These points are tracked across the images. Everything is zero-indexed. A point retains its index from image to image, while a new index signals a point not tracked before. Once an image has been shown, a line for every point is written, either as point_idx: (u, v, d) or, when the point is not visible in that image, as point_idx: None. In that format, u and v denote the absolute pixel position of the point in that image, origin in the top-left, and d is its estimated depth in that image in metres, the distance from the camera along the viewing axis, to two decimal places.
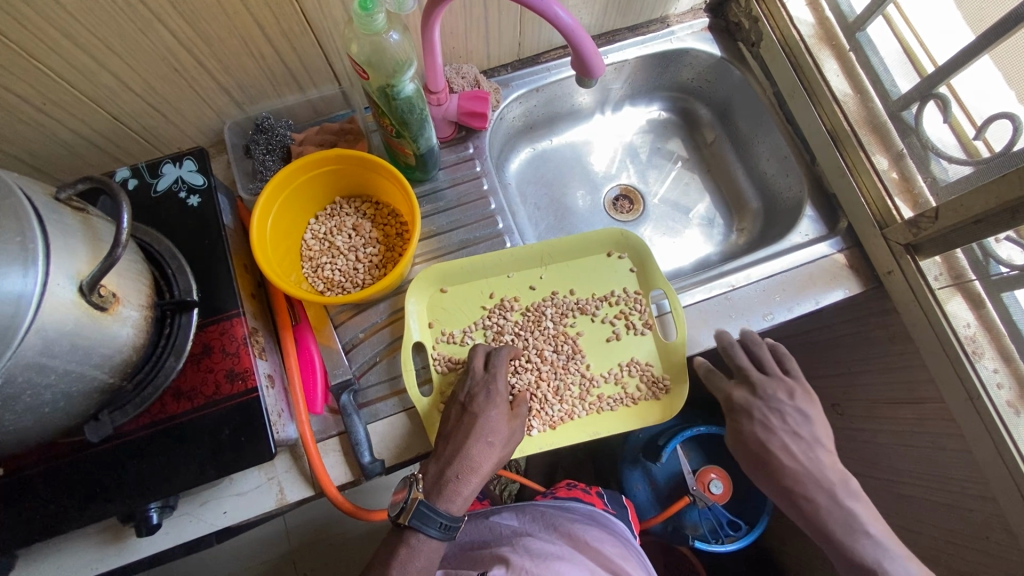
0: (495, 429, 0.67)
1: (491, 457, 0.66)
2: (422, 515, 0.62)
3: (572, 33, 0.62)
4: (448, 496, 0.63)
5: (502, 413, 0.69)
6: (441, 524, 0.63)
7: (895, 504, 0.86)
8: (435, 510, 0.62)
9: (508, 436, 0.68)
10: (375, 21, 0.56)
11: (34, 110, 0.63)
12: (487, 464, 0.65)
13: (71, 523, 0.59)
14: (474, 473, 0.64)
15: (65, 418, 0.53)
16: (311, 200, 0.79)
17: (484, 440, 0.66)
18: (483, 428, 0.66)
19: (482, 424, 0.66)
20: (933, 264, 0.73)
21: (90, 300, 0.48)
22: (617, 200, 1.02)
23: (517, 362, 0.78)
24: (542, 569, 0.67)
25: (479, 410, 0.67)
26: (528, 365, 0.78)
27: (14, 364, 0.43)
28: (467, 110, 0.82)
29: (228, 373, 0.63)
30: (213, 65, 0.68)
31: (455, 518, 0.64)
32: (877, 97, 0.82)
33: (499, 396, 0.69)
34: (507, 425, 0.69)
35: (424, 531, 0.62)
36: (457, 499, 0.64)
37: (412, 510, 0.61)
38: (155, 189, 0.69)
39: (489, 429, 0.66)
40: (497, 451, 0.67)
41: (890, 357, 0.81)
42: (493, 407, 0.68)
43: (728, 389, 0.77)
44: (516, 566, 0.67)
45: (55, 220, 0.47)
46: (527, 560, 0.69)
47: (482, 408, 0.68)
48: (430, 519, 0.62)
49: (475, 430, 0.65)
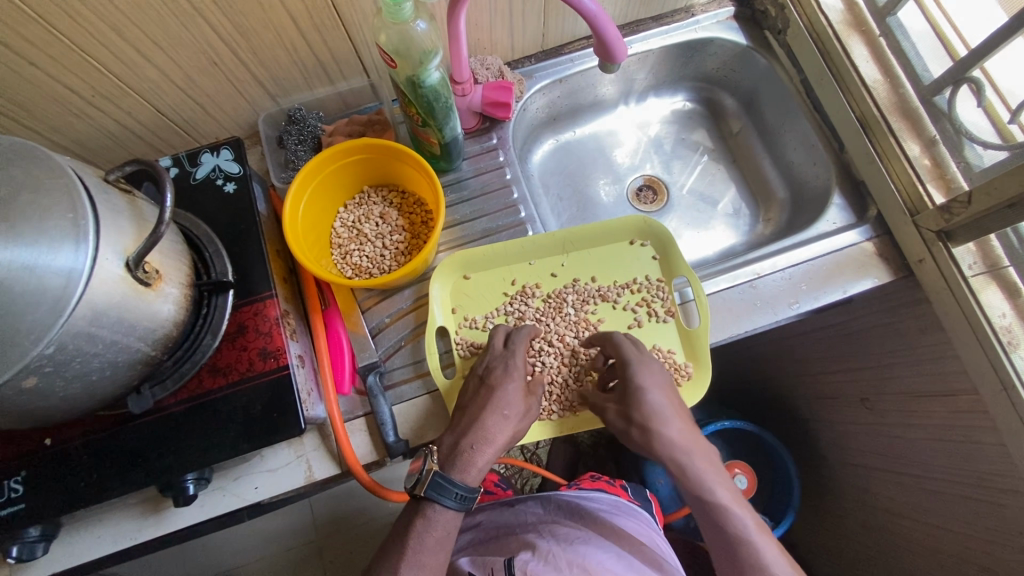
0: (511, 403, 0.68)
1: (506, 429, 0.67)
2: (437, 486, 0.63)
3: (595, 20, 0.63)
4: (463, 467, 0.65)
5: (519, 387, 0.70)
6: (457, 495, 0.64)
7: (928, 501, 0.84)
8: (451, 480, 0.63)
9: (524, 411, 0.70)
10: (403, 10, 0.58)
11: (83, 101, 0.67)
12: (502, 436, 0.67)
13: (112, 492, 0.62)
14: (490, 443, 0.65)
15: (110, 389, 0.56)
16: (340, 189, 0.81)
17: (500, 413, 0.67)
18: (500, 401, 0.68)
19: (499, 396, 0.68)
20: (967, 251, 0.71)
21: (136, 275, 0.51)
22: (640, 191, 1.02)
23: (540, 344, 0.80)
24: (568, 552, 0.66)
25: (495, 383, 0.69)
26: (551, 351, 0.79)
27: (66, 332, 0.46)
28: (491, 101, 0.83)
29: (261, 351, 0.65)
30: (249, 59, 0.71)
31: (472, 490, 0.65)
32: (908, 81, 0.80)
33: (516, 371, 0.71)
34: (523, 400, 0.70)
35: (441, 502, 0.63)
36: (471, 470, 0.65)
37: (428, 481, 0.63)
38: (194, 177, 0.72)
39: (506, 402, 0.68)
40: (513, 424, 0.68)
41: (921, 349, 0.79)
42: (510, 380, 0.70)
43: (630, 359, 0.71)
44: (543, 551, 0.67)
45: (105, 200, 0.50)
46: (554, 545, 0.68)
47: (498, 381, 0.69)
48: (447, 491, 0.63)
49: (492, 401, 0.67)
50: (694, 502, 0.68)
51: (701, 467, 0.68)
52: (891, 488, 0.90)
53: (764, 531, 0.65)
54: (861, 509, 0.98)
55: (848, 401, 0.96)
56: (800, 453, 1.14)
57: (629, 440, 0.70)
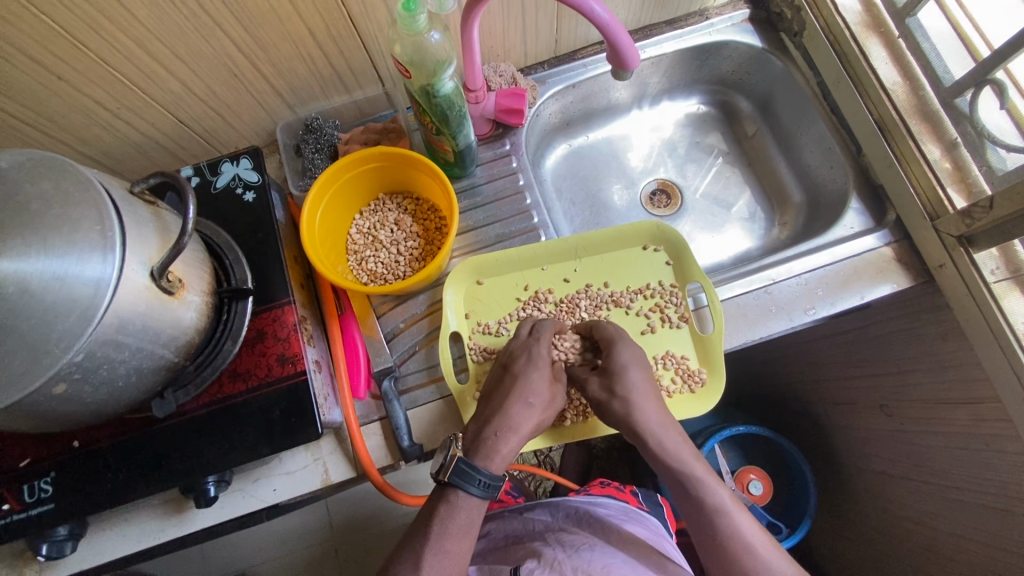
0: (535, 392, 0.68)
1: (530, 419, 0.67)
2: (462, 473, 0.62)
3: (608, 27, 0.63)
4: (487, 453, 0.64)
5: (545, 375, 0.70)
6: (483, 483, 0.63)
7: (949, 510, 0.82)
8: (474, 467, 0.63)
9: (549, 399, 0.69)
10: (417, 21, 0.58)
11: (109, 113, 0.69)
12: (527, 425, 0.66)
13: (136, 493, 0.64)
14: (513, 431, 0.65)
15: (135, 394, 0.58)
16: (356, 196, 0.83)
17: (524, 401, 0.67)
18: (523, 389, 0.68)
19: (524, 385, 0.68)
20: (988, 257, 0.70)
21: (160, 284, 0.53)
22: (654, 195, 1.02)
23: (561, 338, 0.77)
24: (573, 558, 0.67)
25: (522, 372, 0.69)
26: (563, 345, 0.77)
27: (94, 339, 0.47)
28: (505, 107, 0.84)
29: (279, 357, 0.67)
30: (268, 70, 0.73)
31: (497, 478, 0.64)
32: (928, 84, 0.78)
33: (540, 359, 0.71)
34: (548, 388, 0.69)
35: (466, 488, 0.62)
36: (495, 458, 0.64)
37: (452, 467, 0.62)
38: (215, 186, 0.73)
39: (530, 390, 0.68)
40: (537, 413, 0.67)
41: (941, 355, 0.78)
42: (534, 369, 0.70)
43: (612, 337, 0.73)
44: (549, 558, 0.67)
45: (131, 212, 0.52)
46: (560, 552, 0.69)
47: (523, 370, 0.69)
48: (472, 478, 0.63)
49: (516, 390, 0.67)
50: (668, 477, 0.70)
51: (673, 444, 0.69)
52: (911, 495, 0.89)
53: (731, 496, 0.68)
54: (881, 516, 0.97)
55: (866, 408, 0.95)
56: (817, 459, 1.12)
57: (609, 416, 0.69)
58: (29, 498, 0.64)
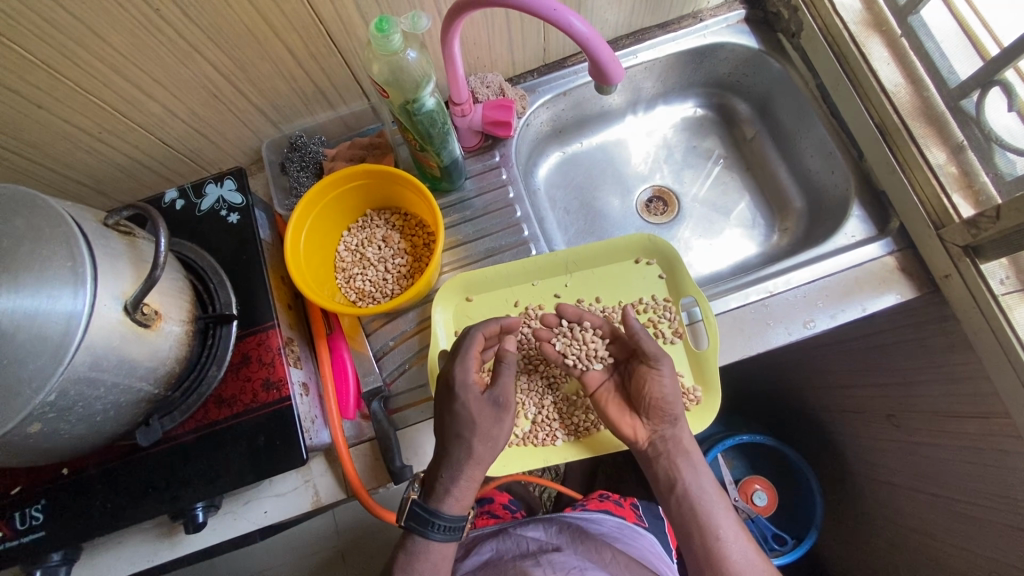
0: (465, 424, 0.62)
1: (470, 451, 0.62)
2: (419, 518, 0.62)
3: (587, 42, 0.61)
4: (438, 495, 0.62)
5: (477, 406, 0.63)
6: (442, 526, 0.62)
7: (958, 525, 0.80)
8: (429, 511, 0.62)
9: (486, 430, 0.63)
10: (391, 42, 0.57)
11: (92, 138, 0.68)
12: (469, 458, 0.62)
13: (125, 520, 0.64)
14: (456, 470, 0.62)
15: (117, 426, 0.58)
16: (343, 213, 0.82)
17: (456, 437, 0.62)
18: (450, 425, 0.62)
19: (455, 419, 0.62)
20: (998, 267, 0.67)
21: (135, 318, 0.52)
22: (650, 203, 0.99)
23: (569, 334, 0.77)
24: None
25: (450, 407, 0.63)
26: (586, 329, 0.77)
27: (66, 379, 0.47)
28: (491, 120, 0.82)
29: (264, 382, 0.66)
30: (249, 90, 0.72)
31: (457, 520, 0.63)
32: (932, 85, 0.75)
33: (466, 390, 0.63)
34: (485, 415, 0.63)
35: (426, 535, 0.62)
36: (448, 500, 0.62)
37: (407, 511, 0.62)
38: (200, 208, 0.73)
39: (459, 425, 0.62)
40: (477, 445, 0.62)
41: (949, 367, 0.74)
42: (460, 397, 0.62)
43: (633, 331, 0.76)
44: None
45: (103, 245, 0.51)
46: None
47: (450, 406, 0.63)
48: (429, 522, 0.62)
49: (449, 426, 0.62)
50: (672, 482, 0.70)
51: (692, 443, 0.71)
52: (920, 508, 0.86)
53: (728, 507, 0.70)
54: (890, 528, 0.94)
55: (873, 418, 0.92)
56: (824, 468, 1.10)
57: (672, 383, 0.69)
58: (20, 526, 0.64)
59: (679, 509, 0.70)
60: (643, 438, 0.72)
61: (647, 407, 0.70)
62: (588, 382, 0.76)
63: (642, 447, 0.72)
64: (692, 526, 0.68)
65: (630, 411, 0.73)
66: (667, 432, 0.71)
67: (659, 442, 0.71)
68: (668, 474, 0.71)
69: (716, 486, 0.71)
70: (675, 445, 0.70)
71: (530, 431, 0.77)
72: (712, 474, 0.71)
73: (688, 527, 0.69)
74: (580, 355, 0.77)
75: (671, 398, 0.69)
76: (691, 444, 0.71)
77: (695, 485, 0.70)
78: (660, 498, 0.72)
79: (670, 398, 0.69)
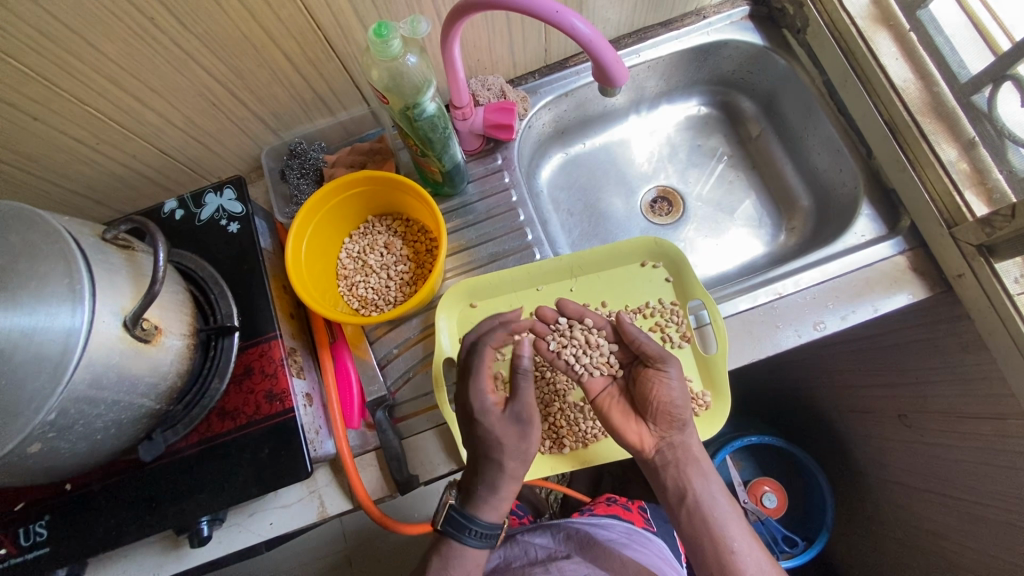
0: (494, 445, 0.61)
1: (503, 470, 0.61)
2: (456, 523, 0.61)
3: (590, 43, 0.60)
4: (476, 503, 0.61)
5: (500, 427, 0.62)
6: (477, 532, 0.61)
7: (973, 526, 0.78)
8: (468, 518, 0.61)
9: (517, 446, 0.62)
10: (391, 47, 0.56)
11: (90, 149, 0.67)
12: (503, 476, 0.61)
13: (130, 535, 0.63)
14: (490, 485, 0.61)
15: (119, 442, 0.57)
16: (345, 219, 0.81)
17: (485, 455, 0.61)
18: (480, 445, 0.61)
19: (480, 438, 0.62)
20: (1013, 266, 0.65)
21: (134, 333, 0.51)
22: (654, 203, 0.98)
23: (568, 337, 0.76)
24: None
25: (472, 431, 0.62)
26: (586, 327, 0.76)
27: (66, 398, 0.46)
28: (493, 123, 0.80)
29: (267, 394, 0.66)
30: (247, 97, 0.71)
31: (493, 526, 0.62)
32: (943, 80, 0.74)
33: (485, 412, 0.62)
34: (513, 433, 0.62)
35: (464, 541, 0.61)
36: (485, 507, 0.61)
37: (444, 516, 0.61)
38: (199, 218, 0.72)
39: (489, 445, 0.61)
40: (509, 464, 0.62)
41: (963, 368, 0.73)
42: (483, 418, 0.62)
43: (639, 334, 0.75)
44: None
45: (101, 260, 0.50)
46: None
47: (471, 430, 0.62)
48: (464, 527, 0.61)
49: (477, 442, 0.62)
50: (677, 493, 0.69)
51: (700, 451, 0.71)
52: (934, 509, 0.85)
53: (738, 515, 0.69)
54: (902, 529, 0.93)
55: (884, 418, 0.90)
56: (834, 468, 1.08)
57: (679, 388, 0.67)
58: (25, 543, 0.63)
59: (689, 519, 0.68)
60: (651, 446, 0.71)
61: (655, 413, 0.69)
62: (591, 386, 0.75)
63: (649, 456, 0.71)
64: (703, 537, 0.67)
65: (636, 419, 0.71)
66: (675, 439, 0.70)
67: (668, 449, 0.70)
68: (676, 483, 0.69)
69: (727, 493, 0.70)
70: (684, 453, 0.70)
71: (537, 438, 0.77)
72: (722, 482, 0.70)
73: (699, 537, 0.67)
74: (582, 358, 0.75)
75: (680, 402, 0.67)
76: (699, 452, 0.70)
77: (705, 493, 0.69)
78: (670, 511, 0.71)
79: (675, 404, 0.67)
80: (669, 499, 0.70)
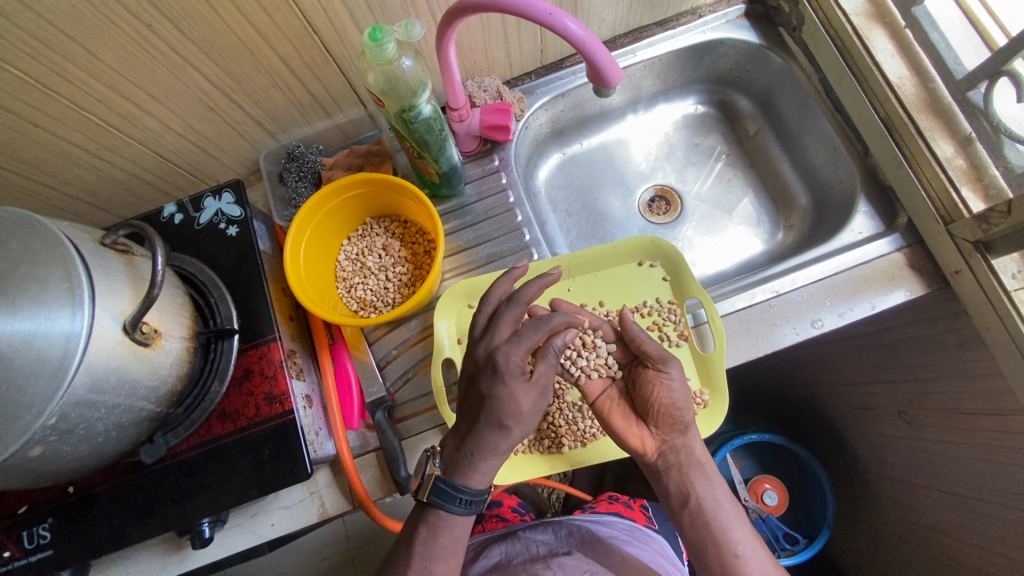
0: (511, 412, 0.56)
1: (508, 439, 0.57)
2: (442, 493, 0.58)
3: (584, 44, 0.60)
4: (464, 472, 0.58)
5: (522, 394, 0.57)
6: (465, 501, 0.58)
7: (974, 522, 0.78)
8: (455, 487, 0.58)
9: (530, 416, 0.58)
10: (385, 51, 0.57)
11: (89, 155, 0.68)
12: (505, 445, 0.58)
13: (133, 537, 0.64)
14: (489, 454, 0.57)
15: (120, 444, 0.57)
16: (343, 222, 0.82)
17: (496, 422, 0.56)
18: (497, 411, 0.56)
19: (496, 405, 0.56)
20: (1010, 261, 0.65)
21: (133, 337, 0.52)
22: (652, 202, 0.98)
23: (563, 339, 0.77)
24: None
25: (493, 393, 0.56)
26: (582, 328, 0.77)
27: (66, 402, 0.46)
28: (490, 124, 0.81)
29: (267, 396, 0.66)
30: (245, 101, 0.71)
31: (480, 493, 0.59)
32: (939, 77, 0.74)
33: (514, 372, 0.57)
34: (532, 402, 0.58)
35: (447, 508, 0.58)
36: (475, 476, 0.58)
37: (430, 487, 0.58)
38: (198, 222, 0.73)
39: (507, 412, 0.56)
40: (516, 433, 0.57)
41: (961, 364, 0.73)
42: (505, 382, 0.56)
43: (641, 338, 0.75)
44: None
45: (100, 265, 0.51)
46: None
47: (491, 388, 0.57)
48: (452, 497, 0.58)
49: (489, 410, 0.56)
50: (682, 498, 0.68)
51: (704, 456, 0.70)
52: (935, 505, 0.85)
53: (743, 520, 0.67)
54: (904, 525, 0.92)
55: (884, 414, 0.90)
56: (835, 464, 1.08)
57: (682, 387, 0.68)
58: (29, 545, 0.64)
59: (692, 523, 0.67)
60: (652, 449, 0.70)
61: (656, 416, 0.69)
62: (590, 389, 0.75)
63: (651, 460, 0.70)
64: (708, 543, 0.65)
65: (637, 421, 0.72)
66: (677, 442, 0.70)
67: (671, 453, 0.69)
68: (680, 487, 0.68)
69: (731, 495, 0.68)
70: (686, 456, 0.69)
71: (535, 440, 0.78)
72: (727, 487, 0.69)
73: (703, 544, 0.65)
74: (579, 359, 0.76)
75: (682, 404, 0.67)
76: (703, 457, 0.70)
77: (709, 498, 0.67)
78: (674, 517, 0.69)
79: (675, 406, 0.67)
80: (674, 504, 0.69)
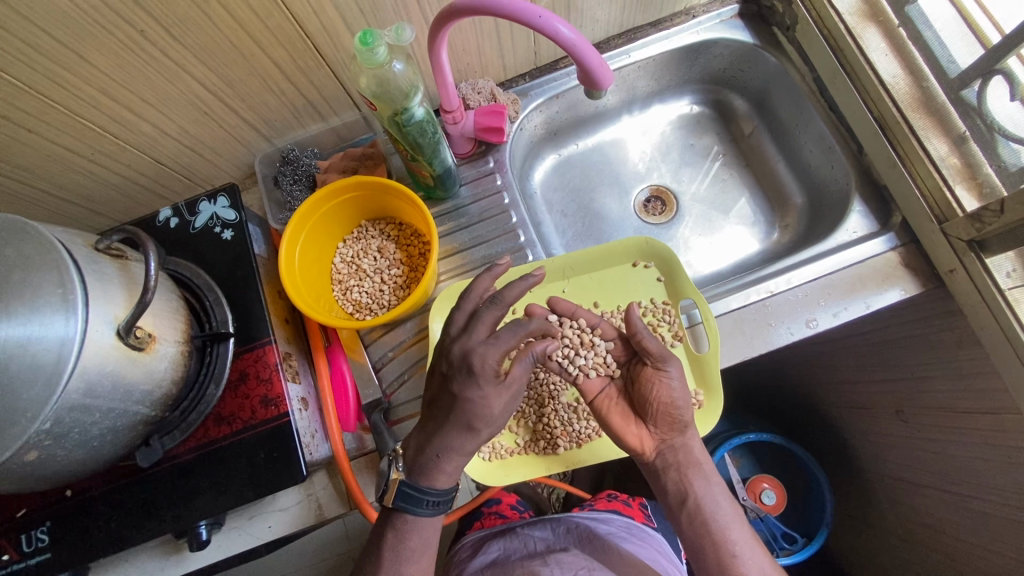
0: (481, 416, 0.57)
1: (474, 439, 0.59)
2: (408, 497, 0.59)
3: (575, 47, 0.60)
4: (428, 474, 0.59)
5: (495, 396, 0.57)
6: (430, 501, 0.60)
7: (970, 521, 0.78)
8: (420, 490, 0.59)
9: (498, 418, 0.59)
10: (376, 55, 0.57)
11: (84, 160, 0.68)
12: (470, 445, 0.59)
13: (130, 540, 0.64)
14: (455, 453, 0.59)
15: (115, 448, 0.58)
16: (339, 225, 0.82)
17: (465, 424, 0.57)
18: (468, 414, 0.57)
19: (465, 410, 0.57)
20: (1004, 260, 0.65)
21: (128, 342, 0.52)
22: (648, 203, 0.98)
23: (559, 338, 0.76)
24: None
25: (465, 397, 0.57)
26: (579, 327, 0.76)
27: (60, 407, 0.47)
28: (484, 126, 0.81)
29: (262, 399, 0.66)
30: (238, 105, 0.72)
31: (445, 493, 0.61)
32: (932, 75, 0.74)
33: (488, 374, 0.57)
34: (502, 404, 0.58)
35: (412, 511, 0.59)
36: (439, 477, 0.60)
37: (395, 492, 0.59)
38: (193, 226, 0.73)
39: (477, 415, 0.57)
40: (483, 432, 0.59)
41: (957, 363, 0.73)
42: (476, 386, 0.56)
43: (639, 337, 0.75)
44: None
45: (94, 270, 0.51)
46: None
47: (464, 390, 0.57)
48: (418, 500, 0.59)
49: (459, 414, 0.57)
50: (680, 497, 0.68)
51: (702, 455, 0.70)
52: (930, 504, 0.85)
53: (741, 521, 0.67)
54: (902, 524, 0.92)
55: (881, 413, 0.90)
56: (833, 463, 1.08)
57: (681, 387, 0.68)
58: (27, 548, 0.64)
59: (690, 523, 0.67)
60: (651, 449, 0.71)
61: (656, 415, 0.69)
62: (589, 388, 0.75)
63: (650, 459, 0.71)
64: (706, 541, 0.65)
65: (636, 421, 0.72)
66: (676, 441, 0.70)
67: (669, 452, 0.70)
68: (678, 486, 0.68)
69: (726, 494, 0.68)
70: (685, 455, 0.69)
71: (531, 441, 0.78)
72: (724, 485, 0.68)
73: (702, 542, 0.65)
74: (577, 359, 0.75)
75: (681, 403, 0.67)
76: (702, 457, 0.70)
77: (707, 497, 0.67)
78: (672, 516, 0.69)
79: (675, 406, 0.67)
80: (671, 504, 0.69)
